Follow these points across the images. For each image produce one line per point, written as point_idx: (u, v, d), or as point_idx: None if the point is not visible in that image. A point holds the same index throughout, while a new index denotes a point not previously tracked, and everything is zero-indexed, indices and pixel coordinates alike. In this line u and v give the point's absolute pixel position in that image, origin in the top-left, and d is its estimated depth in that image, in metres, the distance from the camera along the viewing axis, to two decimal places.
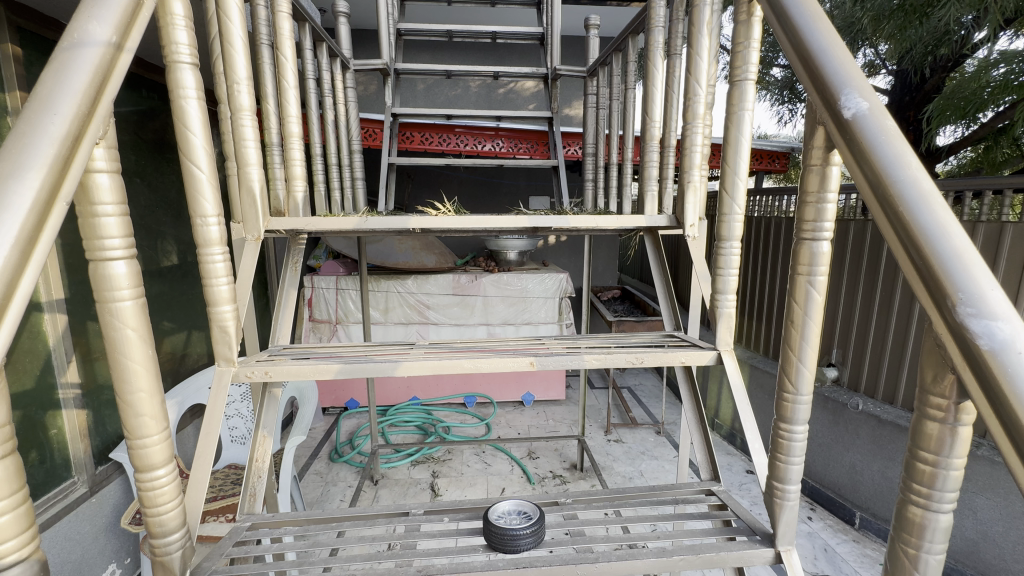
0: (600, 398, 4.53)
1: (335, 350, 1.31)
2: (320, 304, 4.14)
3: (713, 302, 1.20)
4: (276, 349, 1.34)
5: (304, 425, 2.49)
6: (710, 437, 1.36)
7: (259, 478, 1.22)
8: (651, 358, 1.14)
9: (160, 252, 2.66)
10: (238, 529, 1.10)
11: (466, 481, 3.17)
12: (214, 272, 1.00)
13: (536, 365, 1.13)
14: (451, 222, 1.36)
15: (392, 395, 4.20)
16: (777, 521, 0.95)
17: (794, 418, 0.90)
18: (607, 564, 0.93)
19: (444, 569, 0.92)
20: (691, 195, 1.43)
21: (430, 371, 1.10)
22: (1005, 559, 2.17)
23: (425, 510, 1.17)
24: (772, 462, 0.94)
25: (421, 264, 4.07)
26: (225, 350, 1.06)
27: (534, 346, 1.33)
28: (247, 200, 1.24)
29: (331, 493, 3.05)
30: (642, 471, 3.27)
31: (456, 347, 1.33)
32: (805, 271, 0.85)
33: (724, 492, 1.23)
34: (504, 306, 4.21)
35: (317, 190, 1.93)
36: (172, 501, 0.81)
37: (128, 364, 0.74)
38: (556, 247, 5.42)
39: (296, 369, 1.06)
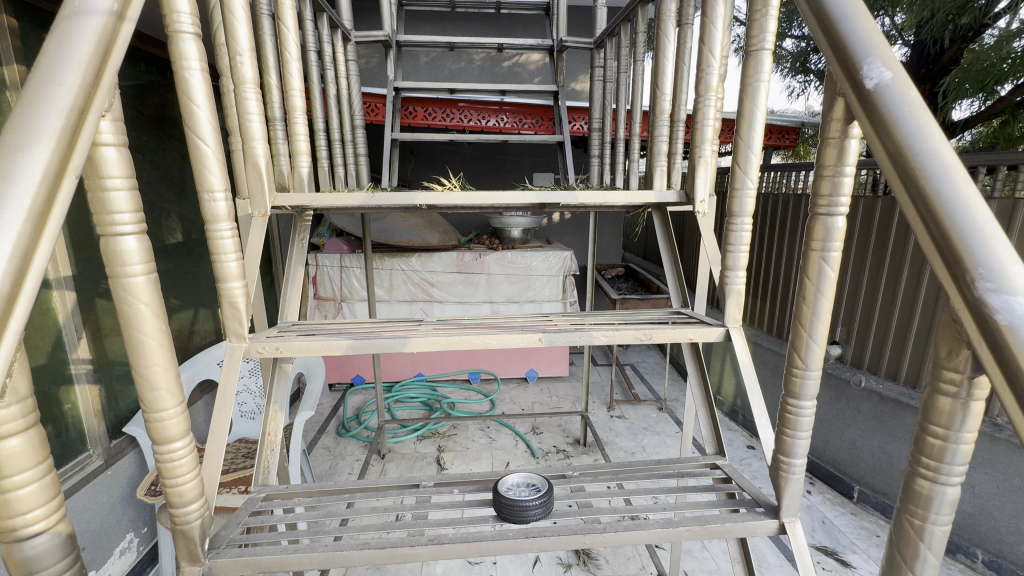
0: (603, 375, 4.57)
1: (342, 326, 1.32)
2: (324, 282, 4.15)
3: (721, 279, 1.19)
4: (285, 325, 1.34)
5: (313, 400, 2.53)
6: (716, 413, 1.37)
7: (272, 452, 1.24)
8: (659, 335, 1.14)
9: (164, 229, 2.65)
10: (254, 500, 1.14)
11: (471, 456, 3.23)
12: (223, 248, 1.00)
13: (545, 342, 1.13)
14: (457, 199, 1.35)
15: (398, 371, 4.25)
16: (781, 493, 0.96)
17: (802, 393, 0.90)
18: (614, 534, 0.94)
19: (455, 537, 0.94)
20: (702, 170, 1.41)
21: (439, 347, 1.10)
22: (1000, 531, 2.22)
23: (435, 482, 1.19)
24: (778, 436, 0.95)
25: (425, 242, 4.07)
26: (236, 326, 1.06)
27: (541, 323, 1.33)
28: (253, 175, 1.23)
29: (340, 467, 3.12)
30: (644, 446, 3.33)
31: (464, 323, 1.33)
32: (819, 247, 0.84)
33: (729, 465, 1.24)
34: (508, 284, 4.21)
35: (320, 166, 1.91)
36: (190, 473, 0.83)
37: (142, 339, 0.74)
38: (560, 224, 5.39)
39: (306, 345, 1.07)
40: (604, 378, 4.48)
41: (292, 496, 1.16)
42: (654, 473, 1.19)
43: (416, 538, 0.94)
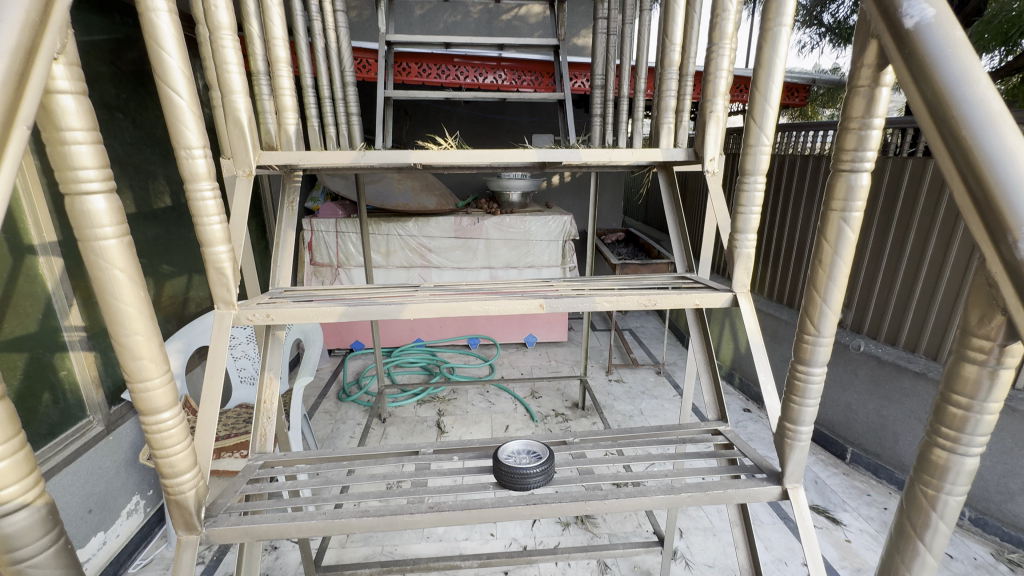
0: (602, 339, 4.58)
1: (337, 292, 1.27)
2: (320, 247, 4.08)
3: (731, 242, 1.13)
4: (277, 291, 1.29)
5: (311, 366, 2.52)
6: (719, 379, 1.35)
7: (269, 420, 1.22)
8: (664, 301, 1.10)
9: (152, 193, 2.57)
10: (252, 467, 1.13)
11: (471, 419, 3.27)
12: (204, 210, 0.94)
13: (546, 309, 1.08)
14: (453, 158, 1.28)
15: (397, 337, 4.24)
16: (785, 460, 0.95)
17: (812, 360, 0.87)
18: (615, 500, 0.94)
19: (454, 505, 0.93)
20: (712, 127, 1.33)
21: (436, 314, 1.06)
22: (988, 490, 2.28)
23: (434, 449, 1.18)
24: (785, 404, 0.93)
25: (421, 206, 3.99)
26: (223, 293, 1.02)
27: (542, 288, 1.29)
28: (235, 132, 1.15)
29: (341, 431, 3.16)
30: (642, 409, 3.37)
31: (463, 289, 1.29)
32: (839, 207, 0.78)
33: (731, 431, 1.23)
34: (507, 249, 4.15)
35: (310, 125, 1.82)
36: (181, 444, 0.80)
37: (119, 307, 0.70)
38: (560, 188, 5.27)
39: (298, 312, 1.03)
40: (602, 343, 4.50)
41: (290, 463, 1.15)
42: (655, 439, 1.18)
43: (415, 506, 0.93)
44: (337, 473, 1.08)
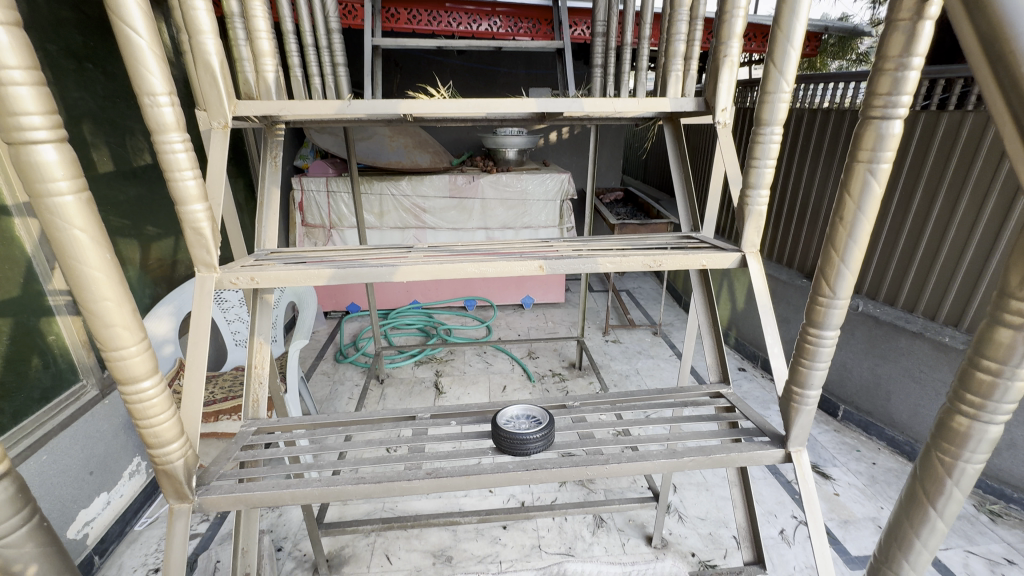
0: (599, 300, 4.57)
1: (326, 254, 1.21)
2: (311, 208, 3.97)
3: (742, 199, 1.07)
4: (263, 253, 1.23)
5: (306, 328, 2.49)
6: (723, 341, 1.32)
7: (261, 385, 1.19)
8: (670, 261, 1.05)
9: (130, 150, 2.44)
10: (245, 433, 1.10)
11: (469, 380, 3.29)
12: (176, 165, 0.86)
13: (545, 270, 1.03)
14: (446, 108, 1.19)
15: (393, 299, 4.21)
16: (790, 424, 0.93)
17: (825, 323, 0.84)
18: (617, 465, 0.92)
19: (453, 471, 0.91)
20: (725, 73, 1.22)
21: (430, 276, 1.01)
22: None
23: (431, 414, 1.16)
24: (794, 367, 0.90)
25: (414, 164, 3.86)
26: (203, 255, 0.95)
27: (542, 249, 1.24)
28: (206, 78, 1.05)
29: (339, 392, 3.17)
30: (639, 369, 3.39)
31: (459, 250, 1.23)
32: (867, 157, 0.72)
33: (734, 394, 1.22)
34: (503, 209, 4.05)
35: (293, 75, 1.70)
36: (165, 414, 0.77)
37: (84, 271, 0.64)
38: (558, 145, 5.11)
39: (285, 275, 0.97)
40: (599, 303, 4.48)
41: (286, 429, 1.13)
42: (657, 403, 1.16)
43: (413, 471, 0.91)
44: (333, 440, 1.06)
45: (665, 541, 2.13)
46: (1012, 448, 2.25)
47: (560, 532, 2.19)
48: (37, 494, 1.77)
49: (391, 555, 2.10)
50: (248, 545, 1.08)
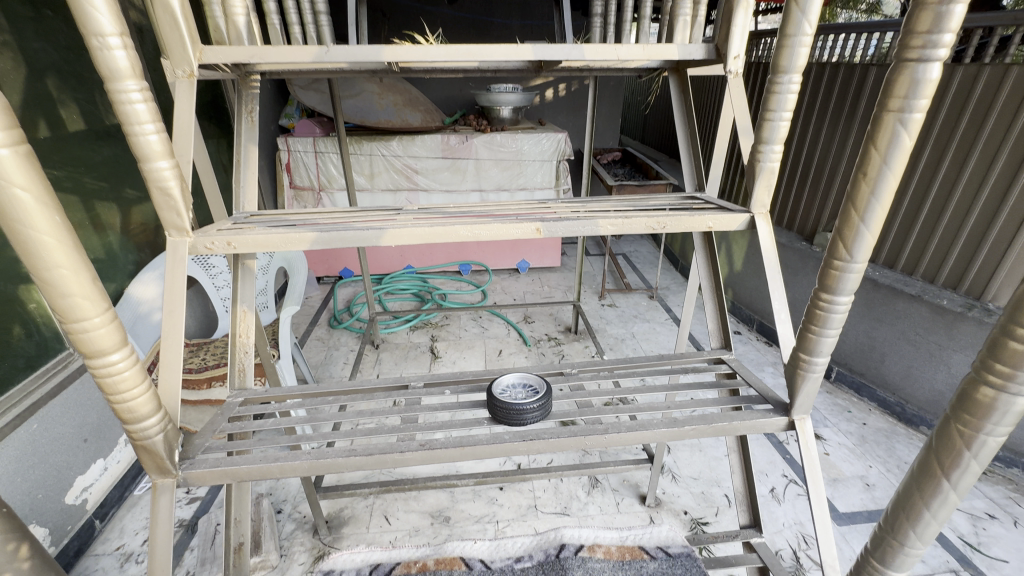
0: (595, 264, 4.52)
1: (309, 216, 1.14)
2: (299, 169, 3.82)
3: (753, 156, 0.99)
4: (242, 215, 1.16)
5: (298, 294, 2.43)
6: (725, 306, 1.28)
7: (247, 354, 1.14)
8: (674, 223, 0.99)
9: (101, 106, 2.30)
10: (231, 404, 1.07)
11: (465, 344, 3.28)
12: (135, 117, 0.78)
13: (542, 233, 0.97)
14: (435, 55, 1.09)
15: (386, 263, 4.14)
16: (795, 392, 0.90)
17: (839, 288, 0.79)
18: (617, 435, 0.89)
19: (447, 442, 0.88)
20: (739, 15, 1.11)
21: (419, 240, 0.94)
22: None
23: (424, 382, 1.13)
24: (802, 334, 0.86)
25: (405, 123, 3.73)
26: (173, 218, 0.88)
27: (539, 210, 1.17)
28: (165, 20, 0.94)
29: (335, 358, 3.15)
30: (635, 333, 3.38)
31: (450, 212, 1.16)
32: (898, 105, 0.65)
33: (736, 360, 1.19)
34: (498, 170, 3.92)
35: (269, 21, 1.56)
36: (139, 388, 0.73)
37: (32, 235, 0.58)
38: (554, 103, 4.92)
39: (264, 239, 0.90)
40: (596, 267, 4.43)
41: (275, 399, 1.09)
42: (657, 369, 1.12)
43: (406, 443, 0.88)
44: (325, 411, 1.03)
45: (658, 500, 2.17)
46: None
47: (556, 492, 2.23)
48: (30, 462, 1.76)
49: (390, 516, 2.13)
50: (242, 515, 1.06)
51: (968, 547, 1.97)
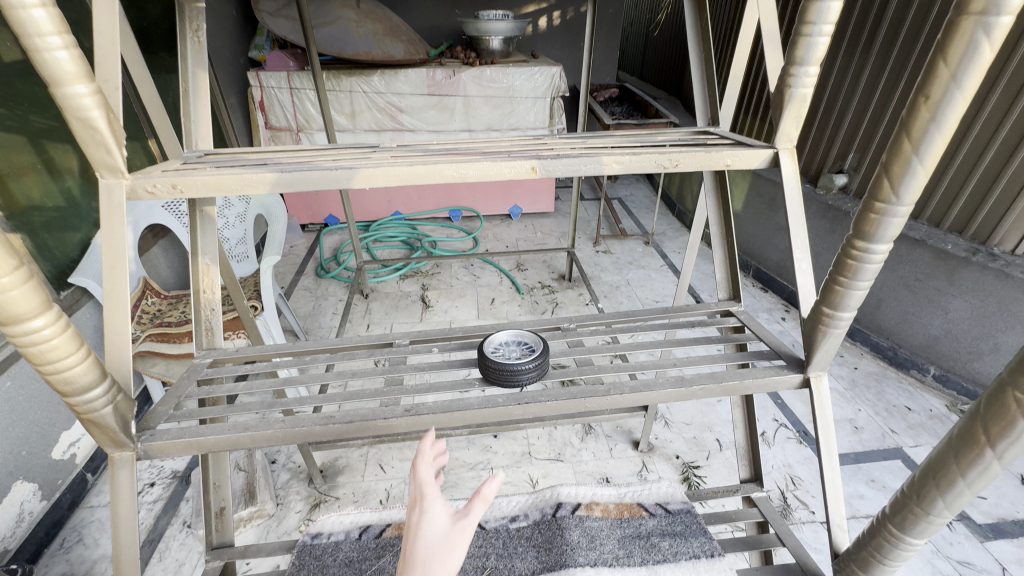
0: (589, 209, 4.37)
1: (272, 156, 1.00)
2: (274, 108, 3.53)
3: (782, 80, 0.85)
4: (195, 155, 1.01)
5: (278, 243, 2.29)
6: (735, 254, 1.19)
7: (213, 311, 1.04)
8: (689, 160, 0.86)
9: None
10: (198, 366, 0.98)
11: (457, 293, 3.19)
12: (35, 29, 0.62)
13: (539, 173, 0.85)
14: None
15: (372, 209, 3.96)
16: (813, 348, 0.83)
17: (878, 234, 0.69)
18: (619, 396, 0.83)
19: (434, 407, 0.81)
20: None
21: (397, 182, 0.82)
22: (959, 351, 2.33)
23: (410, 340, 1.06)
24: (828, 286, 0.77)
25: (386, 55, 3.44)
26: (102, 156, 0.74)
27: (535, 147, 1.04)
28: None
29: (323, 308, 3.07)
30: (630, 280, 3.31)
31: (434, 150, 1.03)
32: (981, 7, 0.53)
33: (745, 313, 1.12)
34: (488, 109, 3.66)
35: None
36: (75, 355, 0.63)
37: None
38: (548, 33, 4.55)
39: (215, 182, 0.77)
40: (591, 213, 4.28)
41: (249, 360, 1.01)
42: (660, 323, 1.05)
43: (390, 408, 0.81)
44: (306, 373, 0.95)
45: (651, 446, 2.19)
46: (993, 352, 2.21)
47: (550, 440, 2.23)
48: (8, 419, 1.70)
49: (385, 465, 2.14)
50: (221, 479, 1.01)
51: None
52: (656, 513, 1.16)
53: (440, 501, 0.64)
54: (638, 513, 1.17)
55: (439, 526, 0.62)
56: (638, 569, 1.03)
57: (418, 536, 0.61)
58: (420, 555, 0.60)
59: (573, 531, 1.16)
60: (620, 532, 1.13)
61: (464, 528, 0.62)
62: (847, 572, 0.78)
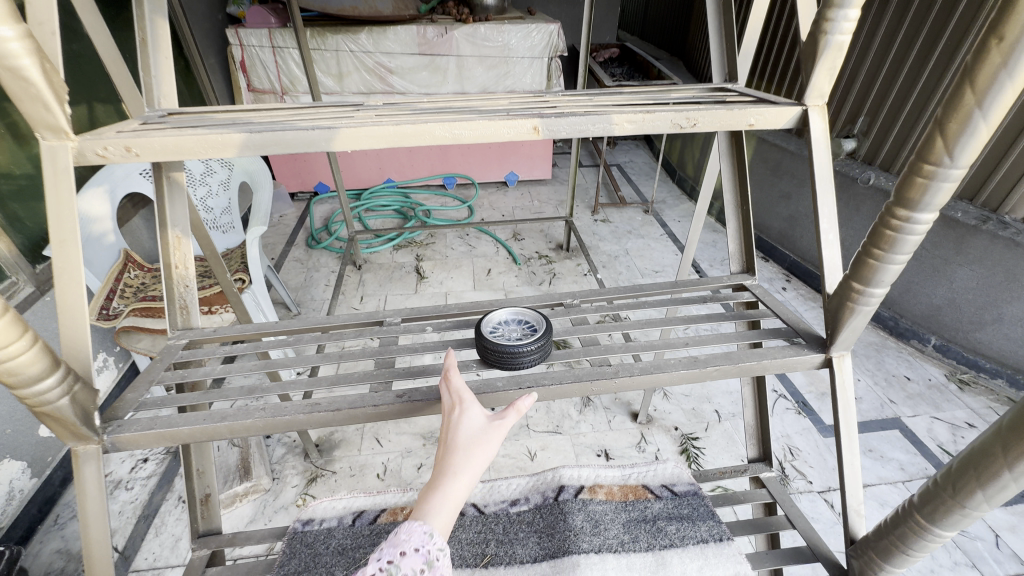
0: (588, 176, 4.24)
1: (244, 115, 0.90)
2: (256, 68, 3.33)
3: (816, 27, 0.76)
4: (157, 115, 0.91)
5: (264, 213, 2.18)
6: (749, 225, 1.13)
7: (188, 289, 0.96)
8: (709, 119, 0.77)
9: None
10: (173, 346, 0.91)
11: (452, 264, 3.11)
12: None
13: (541, 132, 0.76)
14: None
15: (363, 177, 3.82)
16: (837, 326, 0.77)
17: (925, 201, 0.61)
18: (627, 379, 0.77)
19: (428, 393, 0.76)
20: None
21: (382, 144, 0.73)
22: (962, 321, 2.30)
23: (402, 317, 1.00)
24: (860, 260, 0.70)
25: (374, 11, 3.16)
26: (41, 114, 0.64)
27: (535, 106, 0.94)
28: None
29: (315, 280, 2.98)
30: (629, 249, 3.23)
31: (424, 109, 0.93)
32: None
33: (759, 288, 1.07)
34: (483, 69, 3.47)
35: None
36: (20, 343, 0.56)
37: None
38: None
39: (175, 145, 0.68)
40: (589, 180, 4.15)
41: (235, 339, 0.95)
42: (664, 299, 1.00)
43: (380, 394, 0.76)
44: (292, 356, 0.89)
45: (650, 417, 2.16)
46: (997, 323, 2.18)
47: (548, 412, 2.20)
48: None
49: (382, 438, 2.10)
50: (205, 465, 0.96)
51: (945, 454, 1.96)
52: (661, 496, 1.13)
53: (478, 404, 0.71)
54: (643, 497, 1.14)
55: (476, 424, 0.69)
56: (645, 554, 1.00)
57: (457, 429, 0.68)
58: (459, 444, 0.67)
59: (577, 515, 1.13)
60: (624, 516, 1.11)
61: (500, 428, 0.69)
62: (866, 558, 0.75)
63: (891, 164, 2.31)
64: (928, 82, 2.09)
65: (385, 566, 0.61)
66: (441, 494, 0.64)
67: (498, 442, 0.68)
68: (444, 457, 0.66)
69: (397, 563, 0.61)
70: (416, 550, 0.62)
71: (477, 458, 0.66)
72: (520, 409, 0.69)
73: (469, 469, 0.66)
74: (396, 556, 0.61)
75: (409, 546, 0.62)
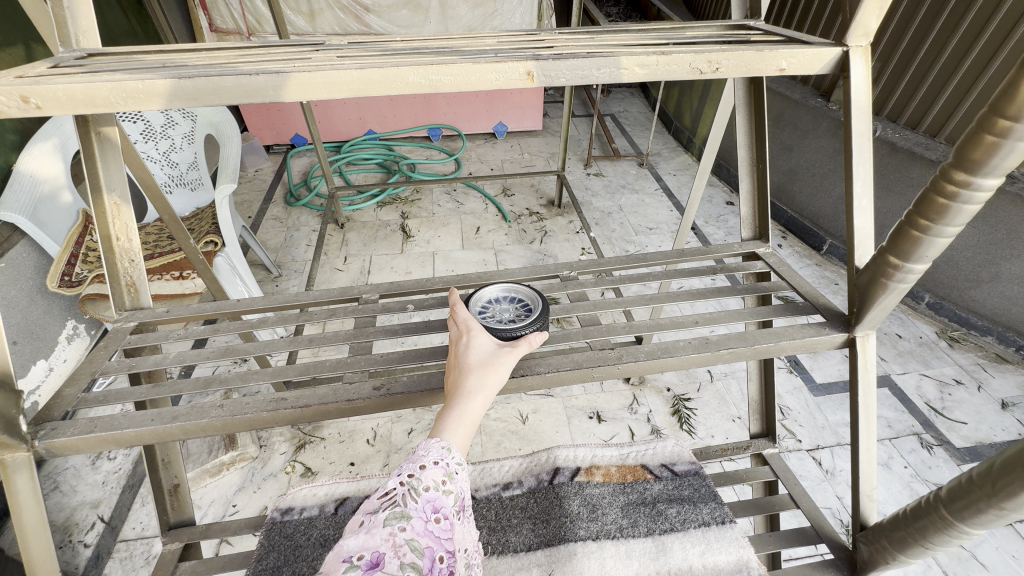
0: (581, 127, 4.02)
1: (176, 57, 0.75)
2: (218, 6, 3.01)
3: None
4: (76, 57, 0.77)
5: (231, 170, 1.97)
6: (763, 187, 1.05)
7: (134, 264, 0.89)
8: (733, 65, 0.65)
9: None
10: (122, 330, 0.85)
11: (439, 223, 2.96)
12: None
13: (535, 79, 0.64)
14: None
15: (343, 128, 3.59)
16: (867, 303, 0.70)
17: (992, 166, 0.52)
18: (634, 363, 0.71)
19: (410, 385, 0.69)
20: None
21: (342, 96, 0.61)
22: (957, 280, 2.18)
23: (380, 294, 0.94)
24: (902, 231, 0.61)
25: None
26: None
27: (528, 45, 0.80)
28: None
29: (295, 239, 2.83)
30: (622, 206, 3.10)
31: (397, 50, 0.79)
32: None
33: (772, 256, 1.01)
34: (468, 8, 3.16)
35: None
36: None
37: None
38: None
39: (82, 96, 0.56)
40: (581, 130, 3.95)
41: (203, 319, 0.89)
42: (658, 272, 0.94)
43: (356, 386, 0.68)
44: (257, 345, 0.80)
45: (642, 379, 2.10)
46: (994, 280, 2.07)
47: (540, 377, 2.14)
48: None
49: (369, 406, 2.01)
50: (172, 456, 0.97)
51: (932, 411, 1.89)
52: (661, 476, 1.12)
53: (486, 333, 0.70)
54: (642, 477, 1.12)
55: (486, 349, 0.68)
56: (644, 540, 0.98)
57: (468, 352, 0.67)
58: (471, 367, 0.65)
59: (573, 500, 1.10)
60: (623, 499, 1.08)
61: (512, 354, 0.67)
62: (879, 546, 0.72)
63: (899, 114, 2.17)
64: (947, 22, 1.91)
65: (406, 479, 0.59)
66: (458, 411, 0.61)
67: (511, 365, 0.66)
68: (457, 380, 0.64)
69: (418, 477, 0.59)
70: (436, 464, 0.60)
71: (491, 378, 0.64)
72: (532, 342, 0.69)
73: (484, 391, 0.64)
74: (416, 470, 0.60)
75: (428, 461, 0.60)
